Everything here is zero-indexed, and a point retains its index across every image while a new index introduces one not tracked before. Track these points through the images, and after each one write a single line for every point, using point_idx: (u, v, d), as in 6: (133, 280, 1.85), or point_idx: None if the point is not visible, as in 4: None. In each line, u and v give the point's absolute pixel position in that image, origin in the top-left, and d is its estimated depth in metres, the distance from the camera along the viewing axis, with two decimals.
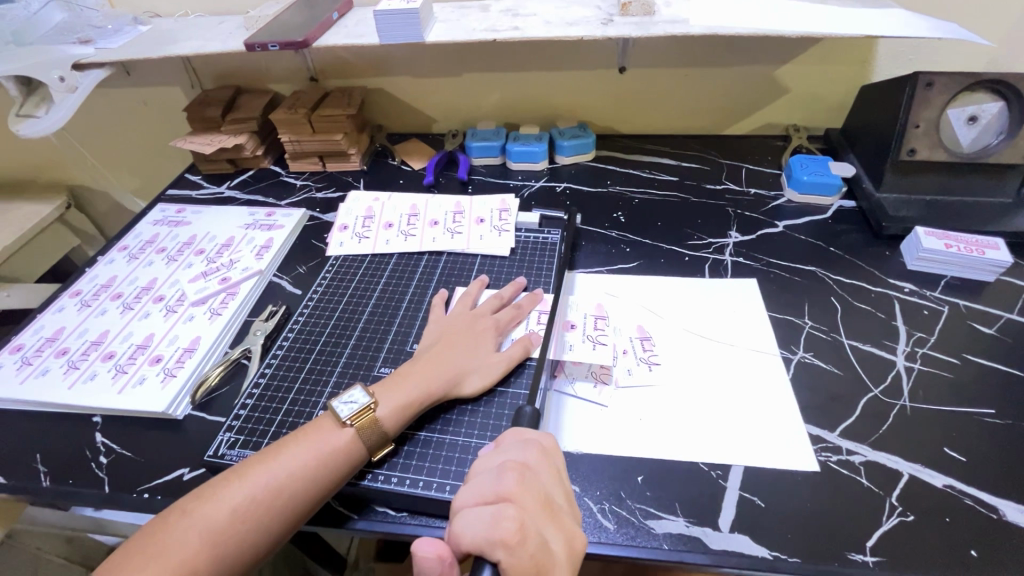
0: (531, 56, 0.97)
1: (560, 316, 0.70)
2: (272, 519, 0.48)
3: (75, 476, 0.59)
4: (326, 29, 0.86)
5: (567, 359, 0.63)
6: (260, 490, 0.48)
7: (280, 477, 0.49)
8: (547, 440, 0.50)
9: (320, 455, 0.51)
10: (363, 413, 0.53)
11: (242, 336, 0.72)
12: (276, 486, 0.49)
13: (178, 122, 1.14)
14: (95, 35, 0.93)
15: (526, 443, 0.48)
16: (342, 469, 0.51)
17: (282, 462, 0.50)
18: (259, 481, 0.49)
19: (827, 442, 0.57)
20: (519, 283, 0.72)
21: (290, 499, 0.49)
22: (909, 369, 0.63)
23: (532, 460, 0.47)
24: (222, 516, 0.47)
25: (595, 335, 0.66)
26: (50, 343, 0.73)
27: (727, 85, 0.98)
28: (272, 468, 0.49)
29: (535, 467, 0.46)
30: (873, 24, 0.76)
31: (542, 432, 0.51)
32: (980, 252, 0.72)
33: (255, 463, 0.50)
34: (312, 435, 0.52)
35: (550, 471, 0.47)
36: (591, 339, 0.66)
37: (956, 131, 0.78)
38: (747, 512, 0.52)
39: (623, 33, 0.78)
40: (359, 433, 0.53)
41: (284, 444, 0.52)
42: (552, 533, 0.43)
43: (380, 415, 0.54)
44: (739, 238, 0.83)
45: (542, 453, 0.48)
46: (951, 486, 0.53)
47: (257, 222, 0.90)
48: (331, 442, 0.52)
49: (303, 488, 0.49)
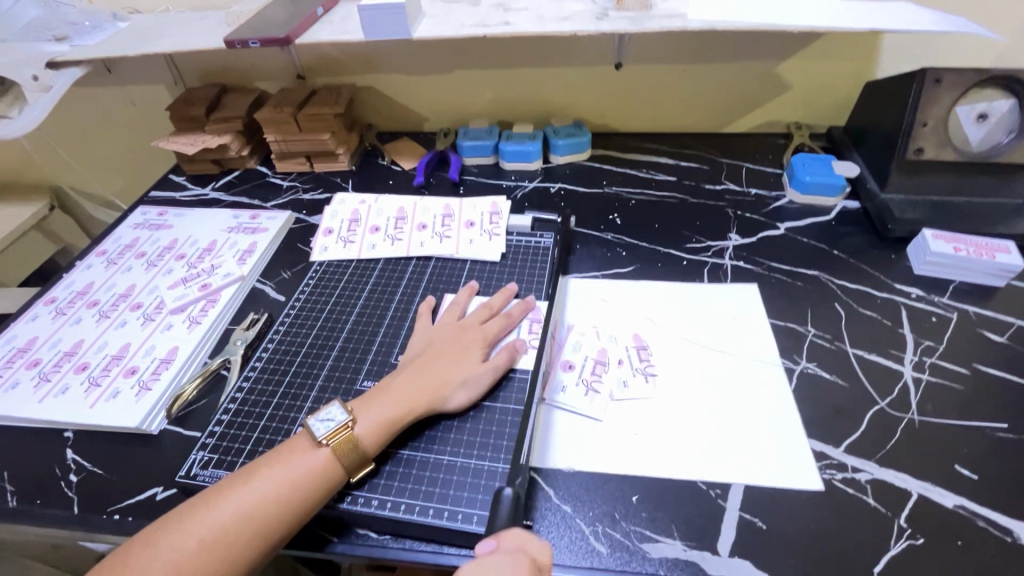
0: (524, 53, 0.94)
1: (556, 354, 0.65)
2: (241, 548, 0.45)
3: (43, 496, 0.56)
4: (311, 24, 0.83)
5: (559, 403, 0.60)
6: (232, 515, 0.46)
7: (251, 502, 0.47)
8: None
9: (294, 477, 0.48)
10: (340, 431, 0.51)
11: (222, 346, 0.69)
12: (247, 512, 0.46)
13: (162, 121, 1.10)
14: (71, 32, 0.89)
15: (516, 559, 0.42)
16: (317, 492, 0.48)
17: (254, 486, 0.47)
18: (230, 506, 0.46)
19: (831, 459, 0.54)
20: (509, 290, 0.69)
21: (262, 523, 0.46)
22: (917, 380, 0.61)
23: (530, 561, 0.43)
24: (188, 546, 0.44)
25: (591, 380, 0.62)
26: (22, 353, 0.70)
27: (726, 81, 0.95)
28: (243, 493, 0.47)
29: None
30: (879, 18, 0.72)
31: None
32: (990, 255, 0.69)
33: (227, 487, 0.48)
34: (286, 456, 0.49)
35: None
36: (586, 383, 0.61)
37: (966, 130, 0.75)
38: (748, 536, 0.49)
39: (618, 28, 0.75)
40: (336, 452, 0.50)
41: (257, 467, 0.49)
42: None
43: (357, 432, 0.51)
44: (739, 241, 0.80)
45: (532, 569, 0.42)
46: (963, 506, 0.50)
47: (241, 225, 0.87)
48: (306, 462, 0.49)
49: (275, 514, 0.47)
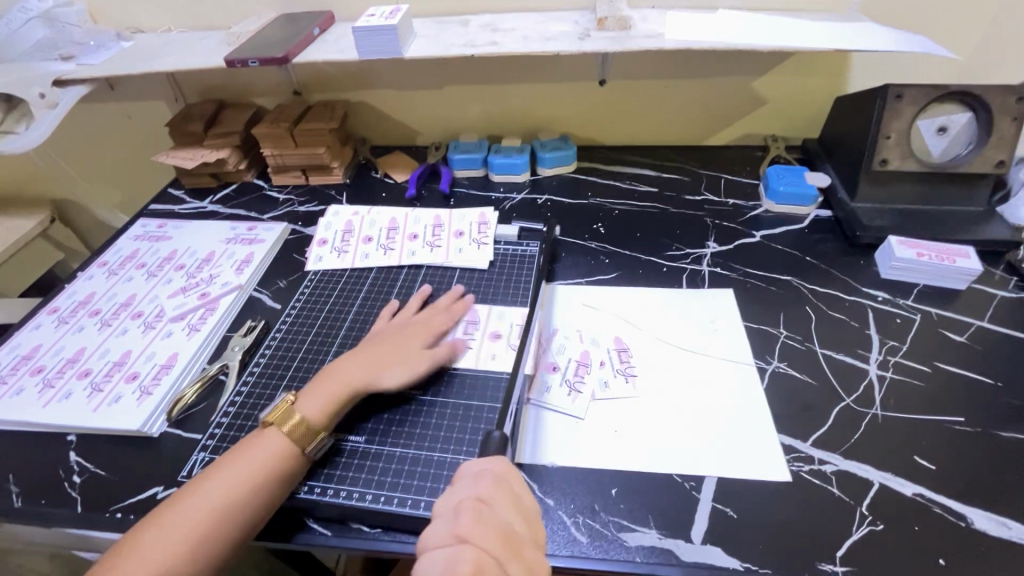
0: (511, 70, 0.99)
1: (542, 357, 0.68)
2: (217, 528, 0.49)
3: (47, 496, 0.59)
4: (308, 45, 0.87)
5: (547, 403, 0.63)
6: (203, 504, 0.49)
7: (223, 486, 0.51)
8: (499, 464, 0.49)
9: (258, 459, 0.53)
10: (285, 411, 0.56)
11: (220, 352, 0.72)
12: (219, 494, 0.50)
13: (162, 136, 1.14)
14: (77, 52, 0.93)
15: (478, 476, 0.48)
16: (281, 468, 0.53)
17: (224, 471, 0.52)
18: (202, 496, 0.50)
19: (799, 452, 0.58)
20: (456, 291, 0.73)
21: (234, 501, 0.50)
22: (882, 377, 0.64)
23: (498, 467, 0.49)
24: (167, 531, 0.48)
25: (574, 380, 0.65)
26: (26, 361, 0.72)
27: (705, 96, 1.00)
28: (215, 479, 0.51)
29: (490, 501, 0.46)
30: (843, 38, 0.77)
31: (496, 457, 0.50)
32: (952, 260, 0.73)
33: (198, 482, 0.51)
34: (250, 443, 0.54)
35: (508, 499, 0.47)
36: (570, 384, 0.65)
37: (928, 142, 0.80)
38: (719, 524, 0.52)
39: (599, 48, 0.79)
40: (287, 431, 0.55)
41: (225, 457, 0.54)
42: (514, 566, 0.43)
43: (301, 409, 0.56)
44: (717, 248, 0.84)
45: (496, 481, 0.47)
46: (920, 494, 0.53)
47: (238, 237, 0.90)
48: (268, 444, 0.54)
49: (245, 492, 0.51)
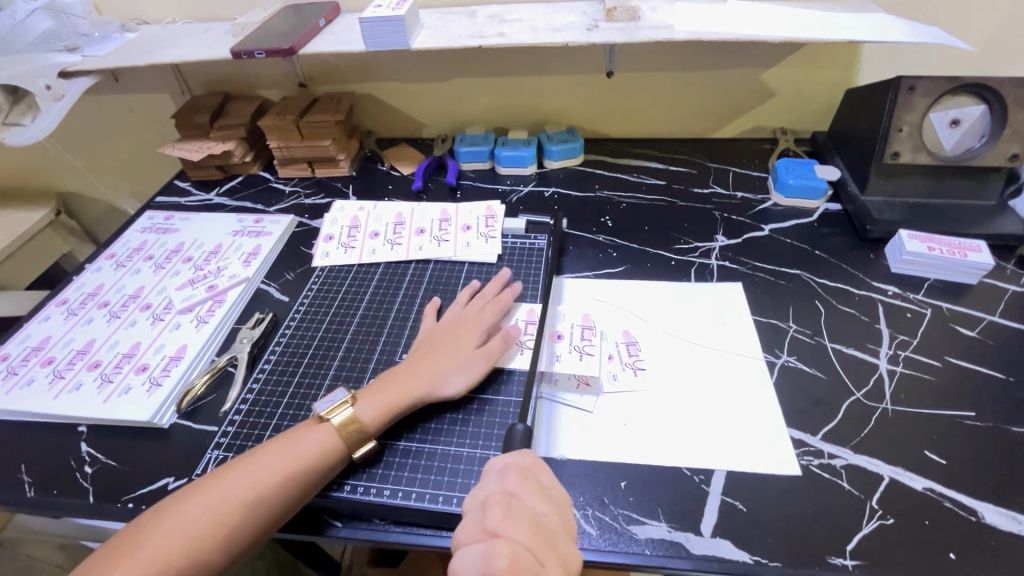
0: (518, 61, 0.98)
1: (549, 326, 0.71)
2: (248, 516, 0.49)
3: (59, 486, 0.59)
4: (313, 35, 0.86)
5: (557, 370, 0.64)
6: (242, 486, 0.49)
7: (260, 475, 0.50)
8: (524, 459, 0.49)
9: (299, 452, 0.52)
10: (341, 408, 0.55)
11: (228, 344, 0.72)
12: (254, 484, 0.50)
13: (167, 128, 1.13)
14: (82, 43, 0.93)
15: (505, 472, 0.48)
16: (320, 467, 0.52)
17: (263, 460, 0.51)
18: (242, 478, 0.50)
19: (809, 446, 0.57)
20: (501, 279, 0.72)
21: (268, 494, 0.50)
22: (892, 372, 0.64)
23: (523, 461, 0.49)
24: (200, 513, 0.47)
25: (582, 345, 0.68)
26: (36, 352, 0.73)
27: (714, 88, 0.99)
28: (253, 467, 0.51)
29: (520, 495, 0.46)
30: (855, 29, 0.76)
31: (520, 453, 0.50)
32: (963, 254, 0.73)
33: (241, 462, 0.51)
34: (293, 435, 0.54)
35: (536, 491, 0.47)
36: (579, 349, 0.67)
37: (939, 135, 0.79)
38: (729, 518, 0.52)
39: (608, 39, 0.78)
40: (339, 431, 0.54)
41: (267, 444, 0.53)
42: (547, 557, 0.43)
43: (358, 413, 0.55)
44: (725, 242, 0.84)
45: (523, 475, 0.47)
46: (931, 489, 0.53)
47: (245, 229, 0.90)
48: (311, 438, 0.53)
49: (280, 486, 0.50)
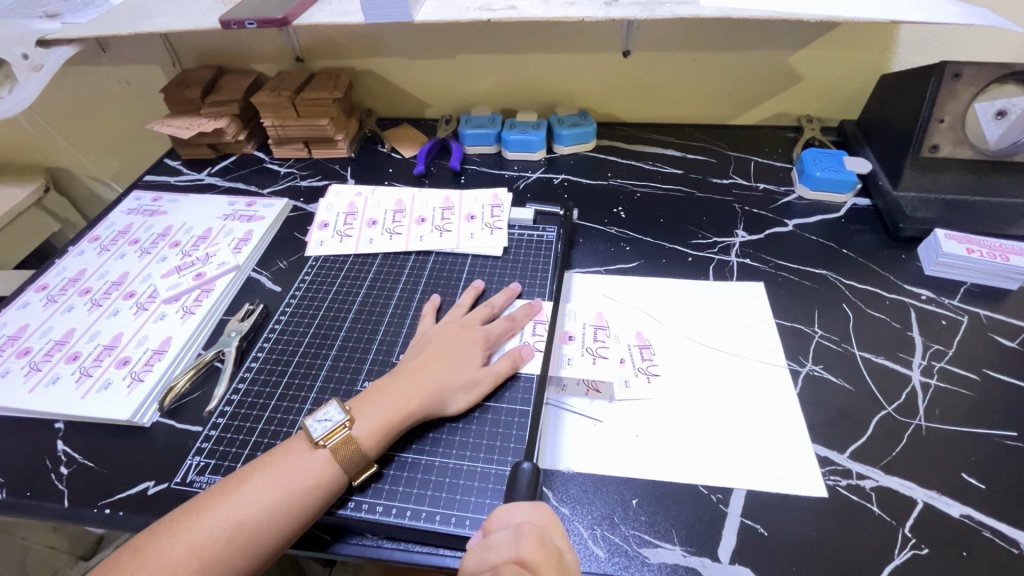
0: (529, 38, 0.91)
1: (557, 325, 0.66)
2: (237, 554, 0.45)
3: (32, 488, 0.56)
4: (309, 5, 0.79)
5: (563, 375, 0.60)
6: (232, 517, 0.45)
7: (247, 508, 0.46)
8: (543, 518, 0.44)
9: (289, 483, 0.47)
10: (338, 431, 0.50)
11: (216, 337, 0.68)
12: (241, 518, 0.45)
13: (157, 102, 1.08)
14: (63, 9, 0.87)
15: (518, 534, 0.41)
16: (312, 500, 0.47)
17: (249, 491, 0.47)
18: (232, 508, 0.46)
19: (836, 465, 0.53)
20: (513, 290, 0.67)
21: (260, 527, 0.45)
22: (925, 385, 0.59)
23: (539, 520, 0.44)
24: (177, 555, 0.43)
25: (595, 348, 0.63)
26: (13, 341, 0.69)
27: (737, 70, 0.92)
28: (240, 498, 0.46)
29: (534, 567, 0.40)
30: (900, 9, 0.69)
31: (535, 509, 0.45)
32: (1004, 258, 0.67)
33: (233, 487, 0.47)
34: (281, 462, 0.49)
35: (554, 561, 0.41)
36: (591, 352, 0.63)
37: (983, 127, 0.72)
38: (750, 542, 0.48)
39: (628, 14, 0.72)
40: (335, 455, 0.49)
41: (252, 472, 0.48)
42: None
43: (356, 433, 0.50)
44: (746, 237, 0.79)
45: (540, 539, 0.41)
46: (968, 516, 0.49)
47: (237, 213, 0.85)
48: (301, 467, 0.48)
49: (274, 518, 0.46)
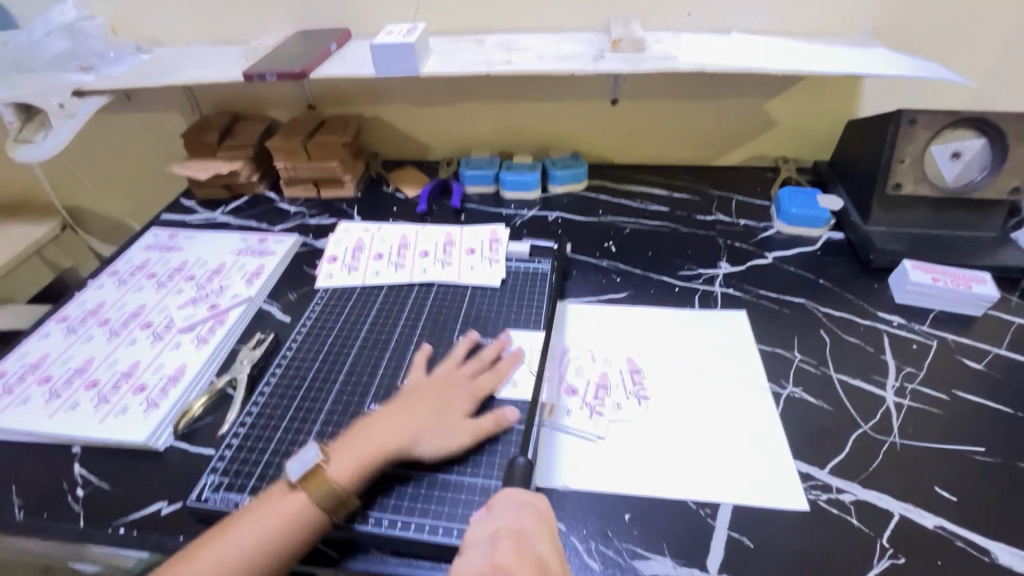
0: (525, 89, 1.00)
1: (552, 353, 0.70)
2: None
3: (50, 509, 0.58)
4: (324, 61, 0.87)
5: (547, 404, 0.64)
6: (220, 559, 0.48)
7: (233, 550, 0.49)
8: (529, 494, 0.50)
9: (272, 525, 0.50)
10: (317, 473, 0.52)
11: (228, 365, 0.71)
12: (228, 562, 0.48)
13: (175, 147, 1.15)
14: (97, 63, 0.95)
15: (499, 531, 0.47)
16: (295, 538, 0.50)
17: (235, 533, 0.50)
18: (220, 549, 0.49)
19: (817, 480, 0.56)
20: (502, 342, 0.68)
21: (248, 567, 0.48)
22: (899, 405, 0.63)
23: (525, 524, 0.47)
24: None
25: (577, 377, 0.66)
26: (34, 369, 0.72)
27: (716, 117, 1.00)
28: (225, 541, 0.49)
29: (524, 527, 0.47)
30: (857, 63, 0.77)
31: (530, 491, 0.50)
32: (967, 286, 0.73)
33: (221, 529, 0.50)
34: (264, 504, 0.51)
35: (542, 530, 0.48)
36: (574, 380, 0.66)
37: (940, 167, 0.79)
38: (737, 556, 0.51)
39: (613, 69, 0.79)
40: (313, 497, 0.52)
41: (238, 515, 0.51)
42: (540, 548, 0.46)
43: (332, 474, 0.53)
44: (729, 269, 0.84)
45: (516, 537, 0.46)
46: (942, 527, 0.52)
47: (249, 248, 0.90)
48: (283, 509, 0.51)
49: (259, 557, 0.49)
